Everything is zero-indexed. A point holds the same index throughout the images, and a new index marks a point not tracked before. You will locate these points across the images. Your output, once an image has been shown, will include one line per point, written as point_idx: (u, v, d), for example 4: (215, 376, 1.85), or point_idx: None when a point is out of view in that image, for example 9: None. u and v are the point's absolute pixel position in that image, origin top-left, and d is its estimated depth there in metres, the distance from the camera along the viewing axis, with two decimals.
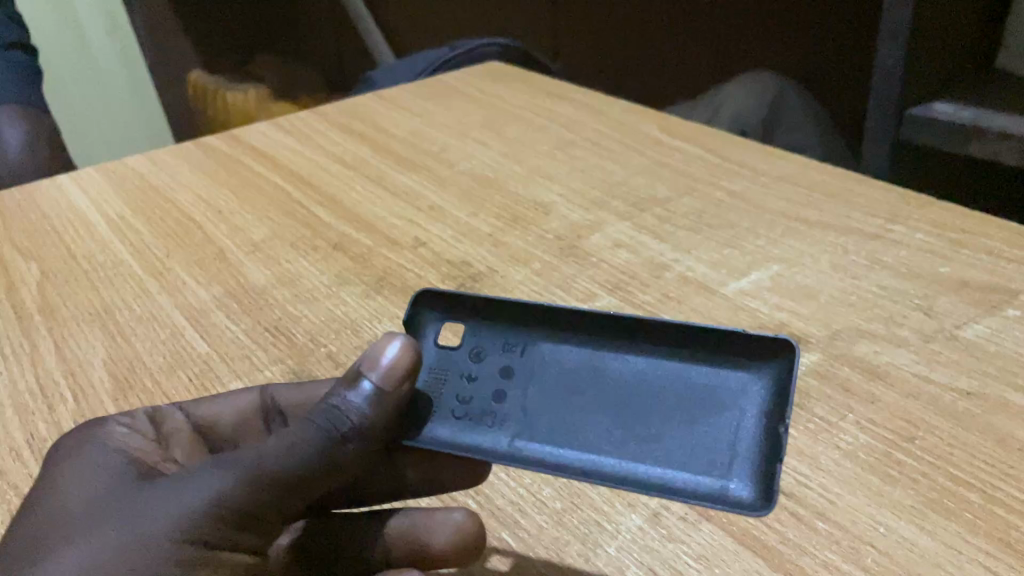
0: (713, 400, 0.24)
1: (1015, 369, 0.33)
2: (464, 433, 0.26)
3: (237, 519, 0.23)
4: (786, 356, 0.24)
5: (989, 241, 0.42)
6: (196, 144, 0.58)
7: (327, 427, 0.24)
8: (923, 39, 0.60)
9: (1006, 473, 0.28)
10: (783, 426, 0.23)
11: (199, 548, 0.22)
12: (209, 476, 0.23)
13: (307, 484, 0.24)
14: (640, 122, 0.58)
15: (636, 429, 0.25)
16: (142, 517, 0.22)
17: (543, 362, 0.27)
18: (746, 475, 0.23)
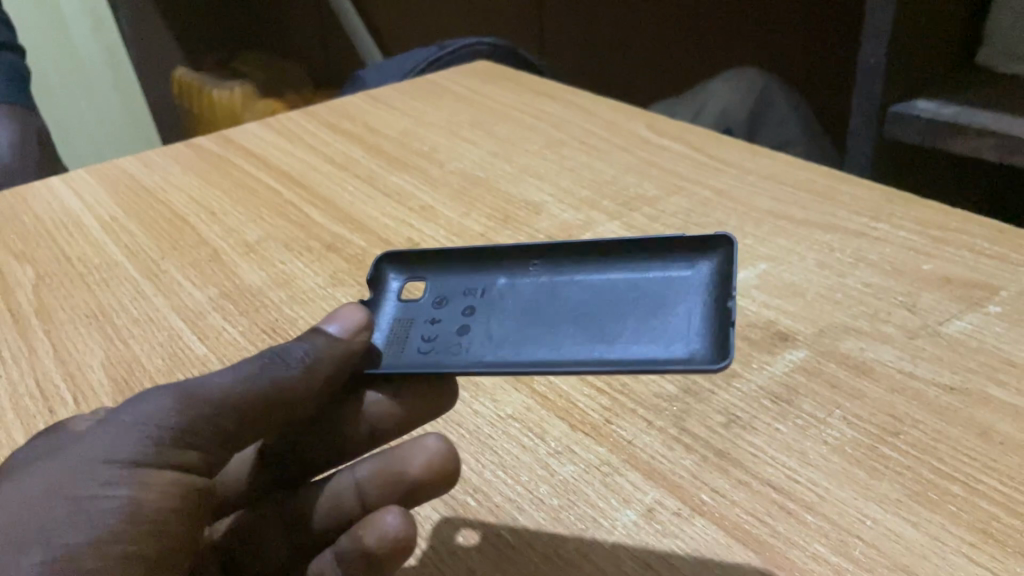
0: (663, 294, 0.27)
1: (996, 364, 0.34)
2: (433, 354, 0.28)
3: (169, 438, 0.23)
4: (724, 248, 0.27)
5: (971, 238, 0.43)
6: (186, 145, 0.59)
7: (267, 363, 0.26)
8: (904, 38, 0.61)
9: (988, 466, 0.29)
10: (730, 298, 0.25)
11: (136, 468, 0.23)
12: (142, 403, 0.24)
13: (248, 413, 0.25)
14: (628, 121, 0.58)
15: (594, 327, 0.27)
16: (78, 445, 0.23)
17: (504, 296, 0.29)
18: (704, 338, 0.25)
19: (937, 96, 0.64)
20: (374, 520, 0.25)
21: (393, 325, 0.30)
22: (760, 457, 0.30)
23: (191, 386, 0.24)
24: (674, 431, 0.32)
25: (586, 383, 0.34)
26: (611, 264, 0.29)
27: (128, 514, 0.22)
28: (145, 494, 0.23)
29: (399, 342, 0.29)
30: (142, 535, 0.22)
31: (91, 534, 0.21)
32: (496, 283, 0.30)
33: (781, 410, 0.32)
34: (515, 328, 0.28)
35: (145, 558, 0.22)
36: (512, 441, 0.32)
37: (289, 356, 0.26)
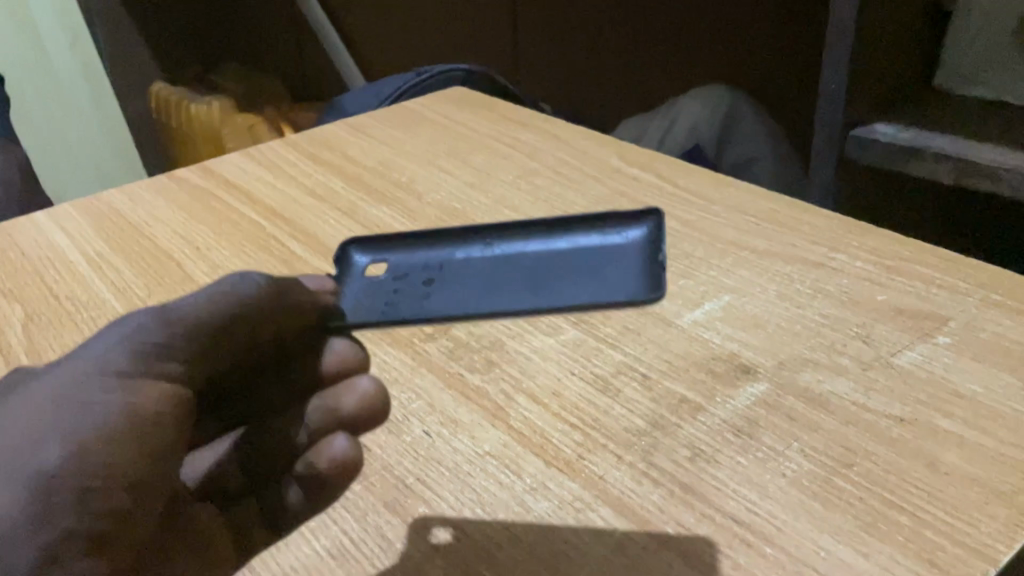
0: (604, 259, 0.35)
1: (943, 395, 0.36)
2: (399, 309, 0.34)
3: (154, 351, 0.26)
4: (646, 226, 0.36)
5: (923, 268, 0.45)
6: (169, 179, 0.60)
7: (229, 288, 0.29)
8: (863, 67, 0.63)
9: (933, 496, 0.31)
10: (660, 257, 0.34)
11: (122, 375, 0.25)
12: (127, 323, 0.27)
13: (220, 328, 0.28)
14: (600, 149, 0.60)
15: (548, 283, 0.34)
16: (69, 364, 0.26)
17: (457, 267, 0.36)
18: (642, 283, 0.33)
19: (896, 120, 0.66)
20: (323, 449, 0.30)
21: (364, 293, 0.36)
22: (722, 490, 0.32)
23: (167, 307, 0.27)
24: (642, 466, 0.34)
25: (559, 418, 0.36)
26: (551, 241, 0.37)
27: (126, 413, 0.25)
28: (139, 399, 0.25)
29: (368, 305, 0.35)
30: (140, 436, 0.25)
31: (96, 435, 0.24)
32: (451, 258, 0.37)
33: (743, 443, 0.34)
34: (470, 289, 0.35)
35: (145, 456, 0.25)
36: (489, 478, 0.34)
37: (249, 278, 0.29)
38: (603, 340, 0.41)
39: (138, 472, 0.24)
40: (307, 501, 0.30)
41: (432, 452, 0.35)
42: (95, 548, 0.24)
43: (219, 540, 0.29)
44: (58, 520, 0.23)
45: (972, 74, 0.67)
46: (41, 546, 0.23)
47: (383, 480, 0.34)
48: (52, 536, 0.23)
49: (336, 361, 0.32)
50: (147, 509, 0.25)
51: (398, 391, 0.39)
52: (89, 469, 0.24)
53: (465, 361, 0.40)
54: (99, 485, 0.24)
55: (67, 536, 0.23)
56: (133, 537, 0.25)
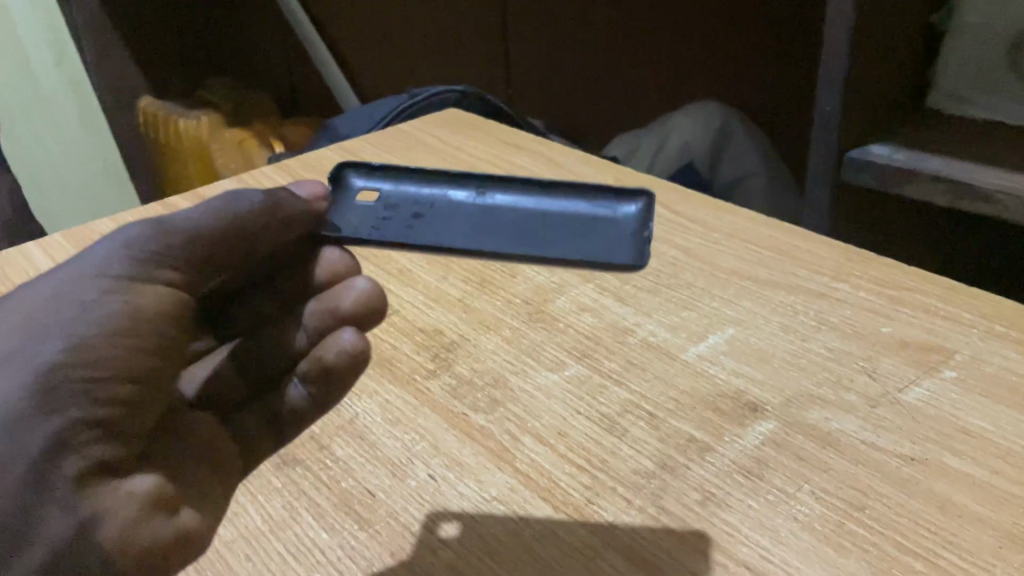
0: (594, 222, 0.32)
1: (952, 433, 0.36)
2: (383, 235, 0.33)
3: (153, 258, 0.27)
4: (644, 199, 0.32)
5: (926, 298, 0.45)
6: (162, 206, 0.59)
7: (224, 203, 0.30)
8: (858, 90, 0.63)
9: (947, 541, 0.31)
10: (649, 230, 0.31)
11: (124, 280, 0.27)
12: (121, 233, 0.28)
13: (215, 240, 0.29)
14: (596, 174, 0.60)
15: (531, 237, 0.32)
16: (71, 269, 0.27)
17: (446, 208, 0.34)
18: (629, 249, 0.30)
19: (891, 142, 0.65)
20: (332, 342, 0.31)
21: (349, 214, 0.34)
22: (735, 535, 0.32)
23: (165, 220, 0.28)
24: (653, 510, 0.33)
25: (566, 460, 0.36)
26: (542, 194, 0.33)
27: (127, 312, 0.26)
28: (140, 299, 0.27)
29: (353, 225, 0.34)
30: (143, 333, 0.26)
31: (102, 330, 0.25)
32: (442, 194, 0.34)
33: (753, 485, 0.34)
34: (454, 229, 0.33)
35: (147, 350, 0.26)
36: (498, 525, 0.33)
37: (247, 195, 0.30)
38: (607, 377, 0.41)
39: (142, 365, 0.26)
40: (311, 400, 0.32)
41: (439, 498, 0.35)
42: (103, 435, 0.25)
43: (220, 442, 0.30)
44: (67, 408, 0.24)
45: (964, 92, 0.67)
46: (49, 432, 0.23)
47: (389, 527, 0.33)
48: (61, 423, 0.24)
49: (328, 271, 0.35)
50: (151, 402, 0.26)
51: (401, 433, 0.38)
52: (96, 360, 0.25)
53: (469, 400, 0.40)
54: (105, 376, 0.25)
55: (75, 422, 0.24)
56: (138, 426, 0.26)
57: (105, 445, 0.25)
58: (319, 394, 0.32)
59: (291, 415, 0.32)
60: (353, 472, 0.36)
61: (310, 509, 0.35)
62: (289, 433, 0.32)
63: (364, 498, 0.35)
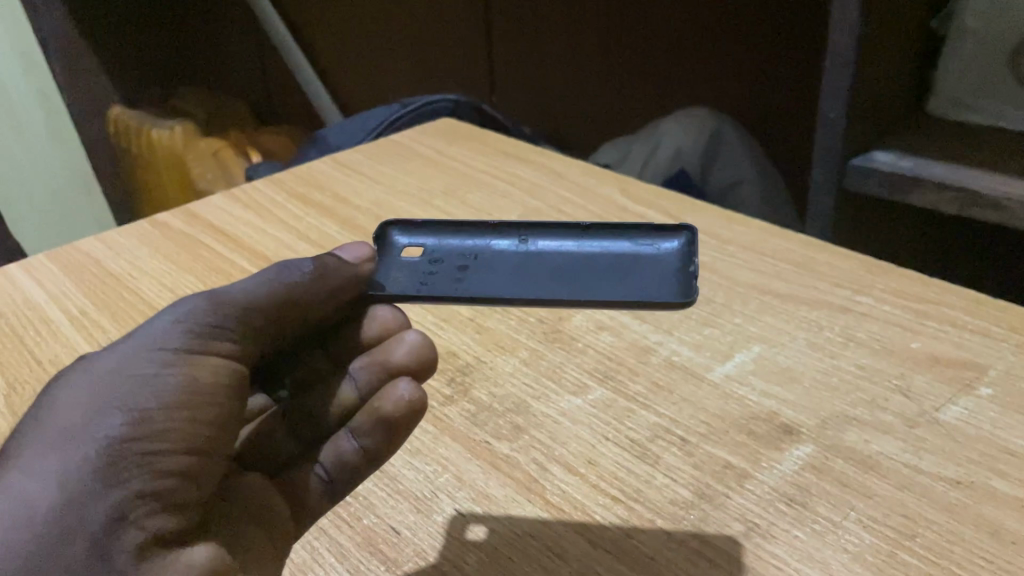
0: (638, 263, 0.33)
1: (996, 454, 0.35)
2: (433, 292, 0.33)
3: (208, 332, 0.28)
4: (685, 235, 0.33)
5: (952, 310, 0.43)
6: (152, 225, 0.57)
7: (276, 275, 0.31)
8: (864, 97, 0.61)
9: (1005, 569, 0.30)
10: (693, 267, 0.32)
11: (180, 355, 0.28)
12: (177, 307, 0.29)
13: (268, 311, 0.30)
14: (601, 185, 0.59)
15: (580, 285, 0.32)
16: (130, 344, 0.28)
17: (491, 258, 0.34)
18: (676, 289, 0.31)
19: (894, 148, 0.63)
20: (388, 393, 0.31)
21: (398, 274, 0.35)
22: (783, 569, 0.30)
23: (220, 294, 0.30)
24: (695, 544, 0.32)
25: (599, 491, 0.34)
26: (583, 237, 0.34)
27: (184, 387, 0.27)
28: (196, 372, 0.27)
29: (403, 283, 0.35)
30: (199, 406, 0.27)
31: (159, 405, 0.26)
32: (485, 244, 0.35)
33: (797, 514, 0.33)
34: (501, 280, 0.33)
35: (203, 423, 0.27)
36: (534, 564, 0.31)
37: (297, 265, 0.31)
38: (633, 400, 0.39)
39: (199, 437, 0.27)
40: (364, 453, 0.31)
41: (469, 534, 0.33)
42: (165, 506, 0.25)
43: (273, 503, 0.31)
44: (130, 480, 0.25)
45: (967, 99, 0.66)
46: (114, 504, 0.24)
47: (417, 568, 0.32)
48: (124, 495, 0.24)
49: (379, 327, 0.35)
50: (209, 473, 0.27)
51: (422, 464, 0.36)
52: (155, 433, 0.26)
53: (491, 428, 0.38)
54: (165, 449, 0.26)
55: (138, 495, 0.25)
56: (196, 497, 0.26)
57: (167, 516, 0.25)
58: (373, 446, 0.31)
59: (343, 472, 0.32)
60: (375, 509, 0.34)
61: (333, 550, 0.33)
62: (343, 491, 0.32)
63: (389, 537, 0.33)
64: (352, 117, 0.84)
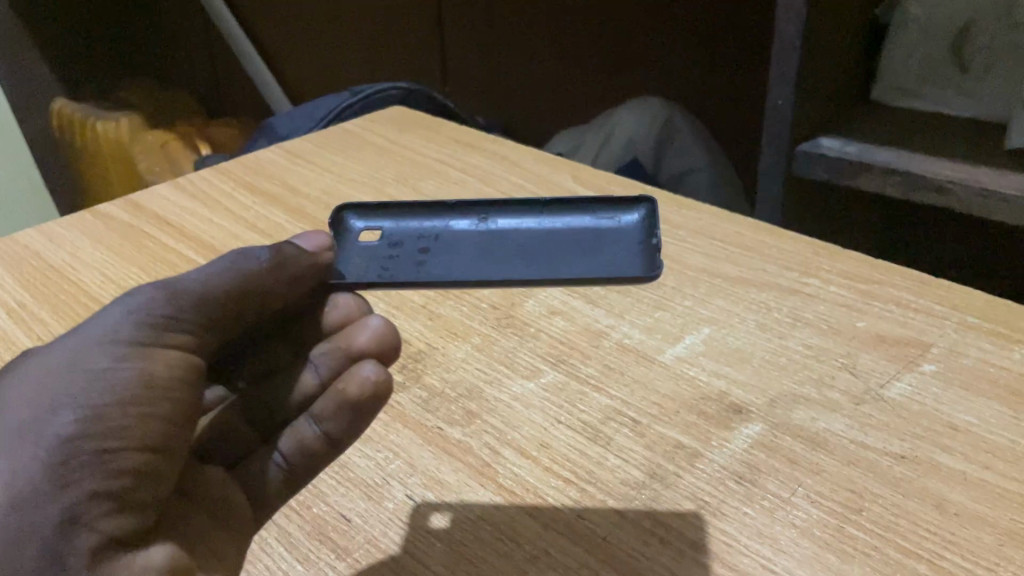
0: (601, 237, 0.34)
1: (939, 428, 0.35)
2: (393, 275, 0.33)
3: (163, 322, 0.27)
4: (645, 207, 0.34)
5: (897, 291, 0.44)
6: (94, 217, 0.55)
7: (234, 264, 0.30)
8: (810, 84, 0.61)
9: (948, 541, 0.30)
10: (655, 239, 0.33)
11: (135, 346, 0.26)
12: (132, 297, 0.28)
13: (225, 301, 0.29)
14: (554, 172, 0.58)
15: (543, 260, 0.33)
16: (82, 334, 0.27)
17: (452, 239, 0.35)
18: (641, 261, 0.32)
19: (839, 135, 0.64)
20: (353, 375, 0.31)
21: (357, 258, 0.35)
22: (733, 546, 0.31)
23: (176, 283, 0.29)
24: (647, 523, 0.32)
25: (551, 474, 0.34)
26: (543, 216, 0.35)
27: (140, 380, 0.26)
28: (152, 365, 0.26)
29: (363, 267, 0.35)
30: (156, 399, 0.26)
31: (112, 400, 0.25)
32: (445, 225, 0.36)
33: (746, 492, 0.33)
34: (463, 259, 0.34)
35: (160, 418, 0.26)
36: (487, 546, 0.31)
37: (253, 253, 0.31)
38: (585, 383, 0.39)
39: (157, 432, 0.26)
40: (326, 439, 0.31)
41: (423, 519, 0.33)
42: (120, 506, 0.24)
43: (234, 497, 0.30)
44: (81, 480, 0.24)
45: (911, 85, 0.66)
46: (66, 505, 0.24)
47: (368, 555, 0.31)
48: (75, 497, 0.24)
49: (341, 315, 0.34)
50: (168, 468, 0.26)
51: (373, 451, 0.36)
52: (109, 430, 0.25)
53: (443, 413, 0.38)
54: (120, 447, 0.25)
55: (90, 496, 0.24)
56: (154, 494, 0.25)
57: (124, 515, 0.24)
58: (335, 431, 0.31)
59: (304, 458, 0.31)
60: (325, 497, 0.34)
61: (281, 540, 0.32)
62: (302, 479, 0.31)
63: (339, 525, 0.33)
64: (301, 109, 0.83)
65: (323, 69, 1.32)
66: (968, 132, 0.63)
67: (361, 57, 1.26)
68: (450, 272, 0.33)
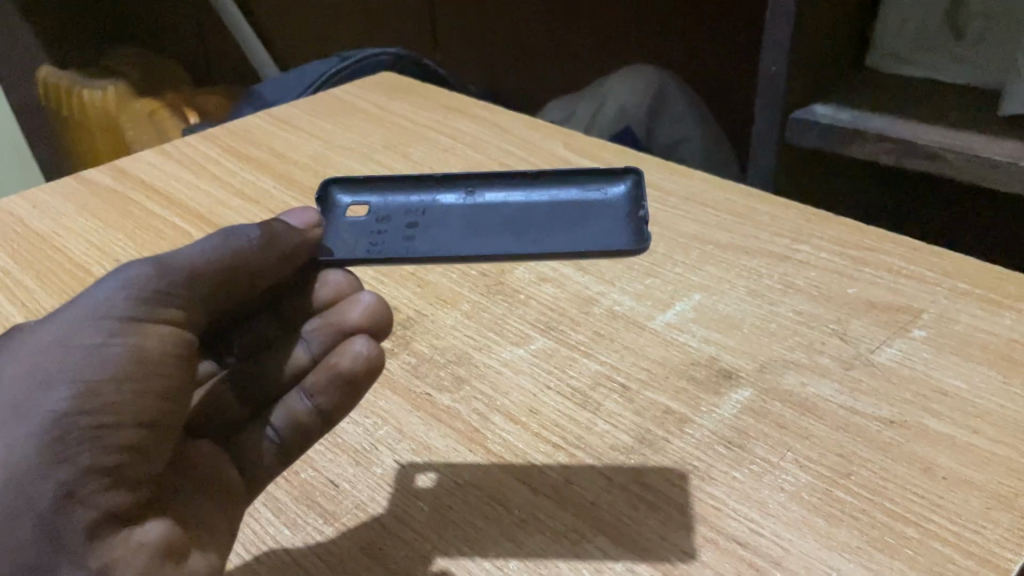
0: (590, 211, 0.33)
1: (928, 393, 0.35)
2: (383, 250, 0.33)
3: (155, 297, 0.27)
4: (632, 179, 0.33)
5: (889, 258, 0.44)
6: (79, 182, 0.55)
7: (223, 240, 0.29)
8: (804, 51, 0.60)
9: (936, 504, 0.30)
10: (644, 212, 0.32)
11: (125, 321, 0.26)
12: (125, 271, 0.27)
13: (215, 277, 0.29)
14: (544, 138, 0.58)
15: (532, 236, 0.32)
16: (76, 307, 0.26)
17: (440, 213, 0.34)
18: (630, 235, 0.31)
19: (834, 102, 0.63)
20: (345, 349, 0.30)
21: (344, 233, 0.34)
22: (722, 510, 0.31)
23: (167, 259, 0.28)
24: (635, 488, 0.32)
25: (541, 439, 0.34)
26: (531, 189, 0.34)
27: (132, 355, 0.25)
28: (144, 340, 0.26)
29: (350, 242, 0.34)
30: (148, 374, 0.25)
31: (106, 376, 0.25)
32: (432, 200, 0.35)
33: (735, 456, 0.33)
34: (453, 236, 0.33)
35: (154, 394, 0.25)
36: (476, 511, 0.31)
37: (243, 230, 0.30)
38: (575, 349, 0.39)
39: (152, 408, 0.25)
40: (317, 414, 0.31)
41: (407, 480, 0.33)
42: (118, 483, 0.24)
43: (226, 470, 0.29)
44: (77, 456, 0.24)
45: (906, 52, 0.66)
46: (60, 481, 0.23)
47: (356, 520, 0.31)
48: (72, 472, 0.23)
49: (332, 291, 0.33)
50: (163, 443, 0.26)
51: (361, 417, 0.36)
52: (103, 406, 0.24)
53: (432, 379, 0.38)
54: (116, 422, 0.24)
55: (86, 471, 0.24)
56: (147, 470, 0.25)
57: (119, 494, 0.24)
58: (327, 405, 0.31)
59: (296, 431, 0.31)
60: (313, 463, 0.34)
61: (269, 505, 0.32)
62: (297, 452, 0.31)
63: (327, 490, 0.33)
64: (290, 75, 0.82)
65: (316, 37, 1.31)
66: (964, 100, 0.62)
67: (353, 23, 1.24)
68: (440, 249, 0.32)
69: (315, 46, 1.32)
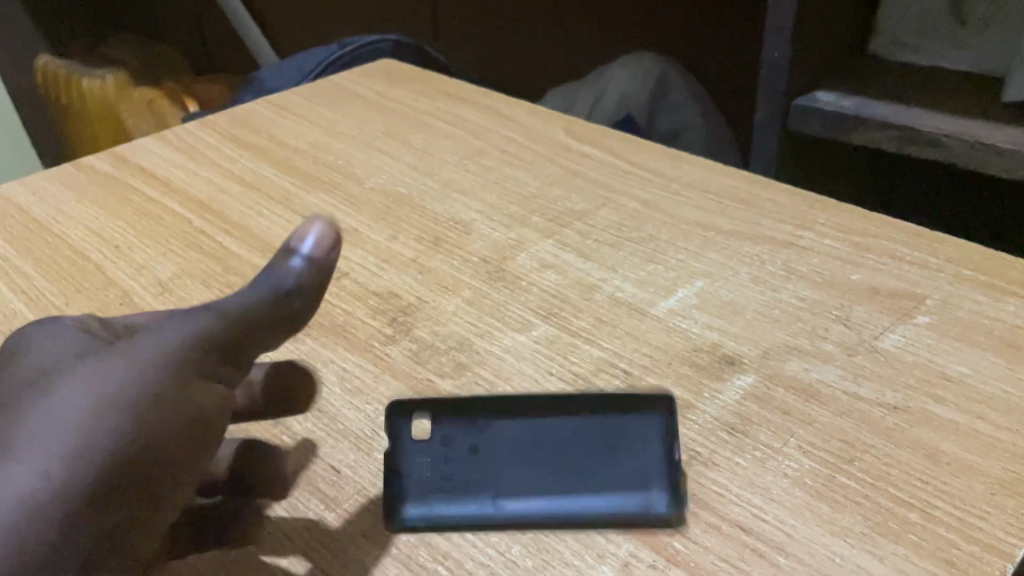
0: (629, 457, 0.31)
1: (932, 379, 0.35)
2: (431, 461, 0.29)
3: (213, 350, 0.26)
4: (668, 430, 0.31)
5: (893, 244, 0.44)
6: (78, 169, 0.54)
7: (274, 288, 0.28)
8: (807, 37, 0.60)
9: (940, 490, 0.30)
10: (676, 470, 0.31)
11: (185, 372, 0.25)
12: (188, 317, 0.26)
13: (261, 328, 0.27)
14: (545, 125, 0.57)
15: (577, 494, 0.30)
16: (139, 341, 0.25)
17: None
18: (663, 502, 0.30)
19: (838, 89, 0.62)
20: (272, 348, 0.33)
21: None
22: (725, 496, 0.31)
23: (224, 309, 0.27)
24: None
25: None
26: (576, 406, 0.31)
27: (191, 413, 0.24)
28: (203, 399, 0.25)
29: None
30: (198, 438, 0.24)
31: (165, 428, 0.23)
32: None
33: (738, 442, 0.33)
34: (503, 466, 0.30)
35: (198, 459, 0.24)
36: None
37: (294, 278, 0.29)
38: (577, 335, 0.39)
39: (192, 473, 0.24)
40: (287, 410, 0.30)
41: (410, 434, 0.32)
42: (143, 533, 0.23)
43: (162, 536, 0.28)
44: (123, 505, 0.22)
45: (909, 39, 0.65)
46: (103, 521, 0.22)
47: (357, 505, 0.31)
48: (115, 518, 0.22)
49: None
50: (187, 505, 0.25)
51: (362, 403, 0.36)
52: (158, 458, 0.23)
53: (433, 365, 0.38)
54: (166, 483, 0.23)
55: (127, 520, 0.22)
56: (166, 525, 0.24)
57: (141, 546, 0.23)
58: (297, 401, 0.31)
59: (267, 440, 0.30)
60: (313, 449, 0.34)
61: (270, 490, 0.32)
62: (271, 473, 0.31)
63: (328, 475, 0.33)
64: (288, 62, 0.82)
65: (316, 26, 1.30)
66: (968, 87, 0.62)
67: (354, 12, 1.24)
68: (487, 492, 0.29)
69: (316, 34, 1.31)
